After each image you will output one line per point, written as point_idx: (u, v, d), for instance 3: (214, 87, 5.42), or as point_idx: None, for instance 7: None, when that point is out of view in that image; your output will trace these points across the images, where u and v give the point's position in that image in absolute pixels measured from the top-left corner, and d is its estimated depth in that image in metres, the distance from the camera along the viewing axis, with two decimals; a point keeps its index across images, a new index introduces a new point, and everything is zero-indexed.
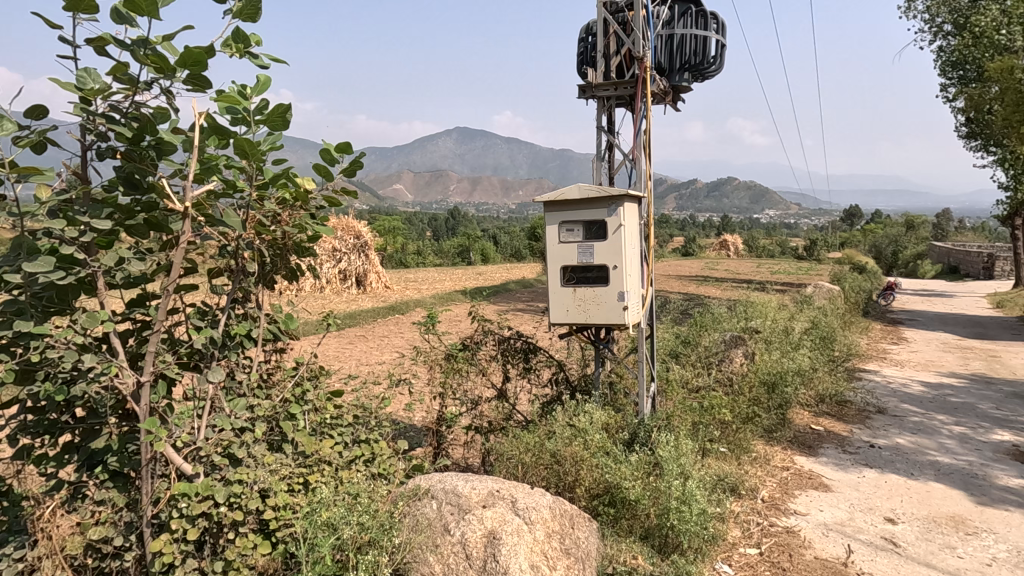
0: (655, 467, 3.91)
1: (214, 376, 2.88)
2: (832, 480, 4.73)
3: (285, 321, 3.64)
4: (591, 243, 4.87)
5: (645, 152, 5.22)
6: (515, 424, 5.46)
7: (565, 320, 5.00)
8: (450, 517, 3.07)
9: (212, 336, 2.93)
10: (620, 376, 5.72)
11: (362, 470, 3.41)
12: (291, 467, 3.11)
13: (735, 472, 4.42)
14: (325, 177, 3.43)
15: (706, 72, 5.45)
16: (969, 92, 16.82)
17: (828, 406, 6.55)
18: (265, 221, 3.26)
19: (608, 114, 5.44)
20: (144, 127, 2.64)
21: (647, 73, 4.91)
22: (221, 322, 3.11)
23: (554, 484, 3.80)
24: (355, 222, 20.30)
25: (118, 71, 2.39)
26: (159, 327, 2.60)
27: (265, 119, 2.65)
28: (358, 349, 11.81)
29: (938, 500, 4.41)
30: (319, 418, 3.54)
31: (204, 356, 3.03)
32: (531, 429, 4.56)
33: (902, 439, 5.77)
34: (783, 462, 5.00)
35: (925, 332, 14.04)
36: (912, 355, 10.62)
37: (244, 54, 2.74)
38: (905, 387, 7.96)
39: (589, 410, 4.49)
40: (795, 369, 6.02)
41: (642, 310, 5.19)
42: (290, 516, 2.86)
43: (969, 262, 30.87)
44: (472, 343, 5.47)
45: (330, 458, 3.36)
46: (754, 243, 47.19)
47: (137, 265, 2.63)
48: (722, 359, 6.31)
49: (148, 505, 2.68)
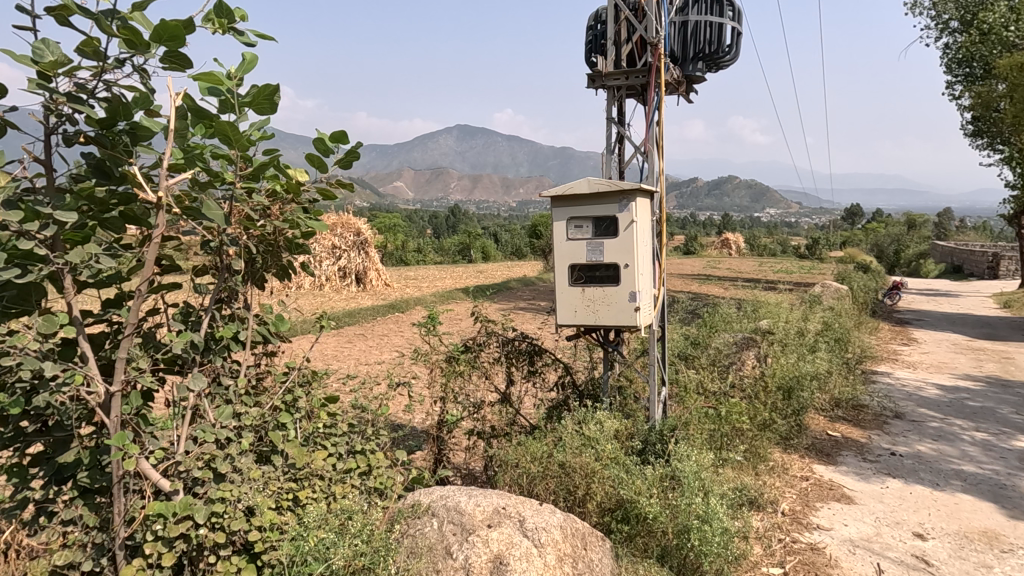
0: (672, 481, 3.67)
1: (197, 384, 2.65)
2: (855, 491, 4.49)
3: (276, 323, 3.42)
4: (600, 240, 4.62)
5: (657, 145, 4.97)
6: (519, 430, 5.22)
7: (573, 321, 4.75)
8: (452, 538, 2.83)
9: (193, 340, 2.68)
10: (630, 380, 5.47)
11: (358, 484, 3.17)
12: (280, 482, 2.87)
13: (754, 484, 4.19)
14: (318, 168, 3.22)
15: (721, 61, 5.21)
16: (976, 90, 16.55)
17: (844, 411, 6.32)
18: (252, 216, 3.02)
19: (619, 105, 5.19)
20: (117, 111, 2.39)
21: (661, 61, 4.66)
22: (203, 325, 2.88)
23: (563, 498, 3.59)
24: (355, 218, 20.04)
25: (86, 45, 2.13)
26: (131, 331, 2.34)
27: (251, 102, 2.39)
28: (356, 349, 11.54)
29: (968, 514, 4.17)
30: (312, 427, 3.31)
31: (186, 361, 2.79)
32: (537, 436, 4.32)
33: (923, 446, 5.52)
34: (801, 471, 4.76)
35: (934, 333, 13.78)
36: (924, 357, 10.36)
37: (228, 31, 2.50)
38: (921, 390, 7.70)
39: (600, 418, 4.25)
40: (811, 373, 5.78)
41: (653, 311, 4.94)
42: (277, 538, 2.62)
43: (974, 261, 30.54)
44: (474, 345, 5.22)
45: (322, 472, 3.12)
46: (756, 242, 46.90)
47: (107, 262, 2.37)
48: (735, 362, 6.07)
49: (120, 526, 2.43)
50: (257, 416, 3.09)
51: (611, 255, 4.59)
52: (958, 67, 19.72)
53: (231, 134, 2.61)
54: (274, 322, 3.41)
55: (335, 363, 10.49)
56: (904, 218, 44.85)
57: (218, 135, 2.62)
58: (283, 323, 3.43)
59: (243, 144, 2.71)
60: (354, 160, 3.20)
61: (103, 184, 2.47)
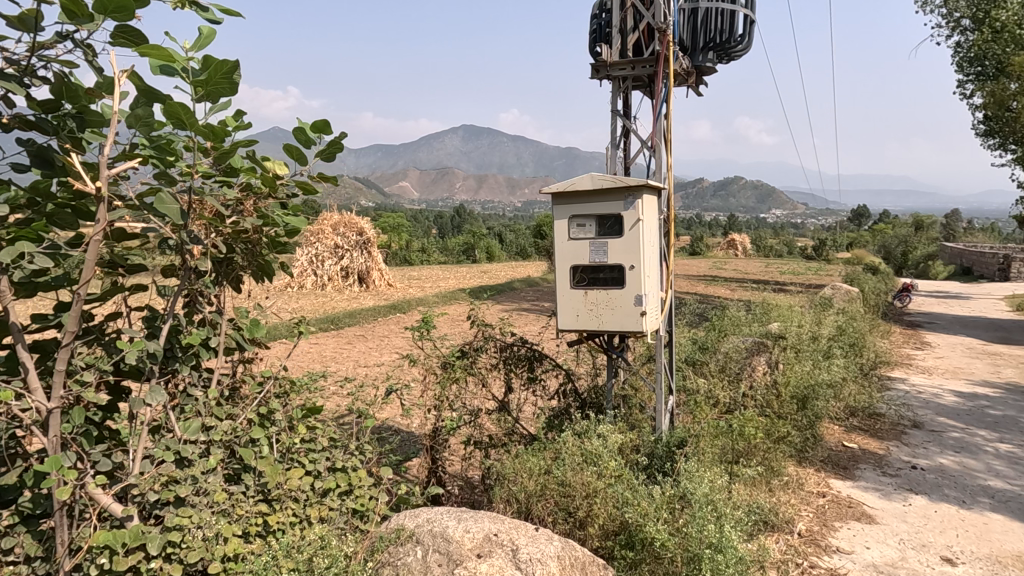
0: (681, 502, 3.42)
1: (154, 398, 2.41)
2: (875, 509, 4.19)
3: (251, 328, 3.16)
4: (604, 239, 4.35)
5: (665, 140, 4.70)
6: (518, 440, 4.94)
7: (575, 326, 4.47)
8: (437, 569, 2.55)
9: (149, 350, 2.43)
10: (635, 389, 5.20)
11: (337, 506, 2.91)
12: (248, 506, 2.61)
13: (768, 501, 3.90)
14: (298, 160, 3.06)
15: (733, 52, 4.89)
16: (990, 88, 16.16)
17: (860, 420, 6.02)
18: (215, 212, 2.74)
19: (624, 97, 4.91)
20: (61, 93, 2.14)
21: (671, 49, 4.39)
22: (165, 331, 2.62)
23: (563, 520, 3.36)
24: (357, 217, 19.79)
25: (19, 16, 1.87)
26: (71, 341, 2.07)
27: (207, 80, 2.15)
28: (355, 351, 11.29)
29: (999, 536, 3.88)
30: (290, 443, 3.03)
31: (143, 371, 2.53)
32: (536, 449, 4.05)
33: (946, 459, 5.22)
34: (818, 487, 4.47)
35: (948, 336, 13.43)
36: (938, 362, 10.01)
37: (189, 5, 2.24)
38: (938, 397, 7.38)
39: (603, 432, 3.97)
40: (826, 380, 5.48)
41: (661, 315, 4.66)
42: (241, 570, 2.36)
43: (985, 262, 30.10)
44: (470, 350, 4.95)
45: (296, 493, 2.84)
46: (762, 242, 46.49)
47: (44, 262, 2.08)
48: (744, 368, 5.80)
49: (63, 558, 2.15)
50: (228, 430, 2.83)
51: (616, 255, 4.31)
52: (969, 66, 19.31)
53: (187, 120, 2.37)
54: (249, 328, 3.16)
55: (332, 366, 10.24)
56: (911, 218, 44.37)
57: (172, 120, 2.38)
58: (259, 327, 3.18)
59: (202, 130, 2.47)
60: (336, 151, 3.07)
61: (45, 174, 2.20)
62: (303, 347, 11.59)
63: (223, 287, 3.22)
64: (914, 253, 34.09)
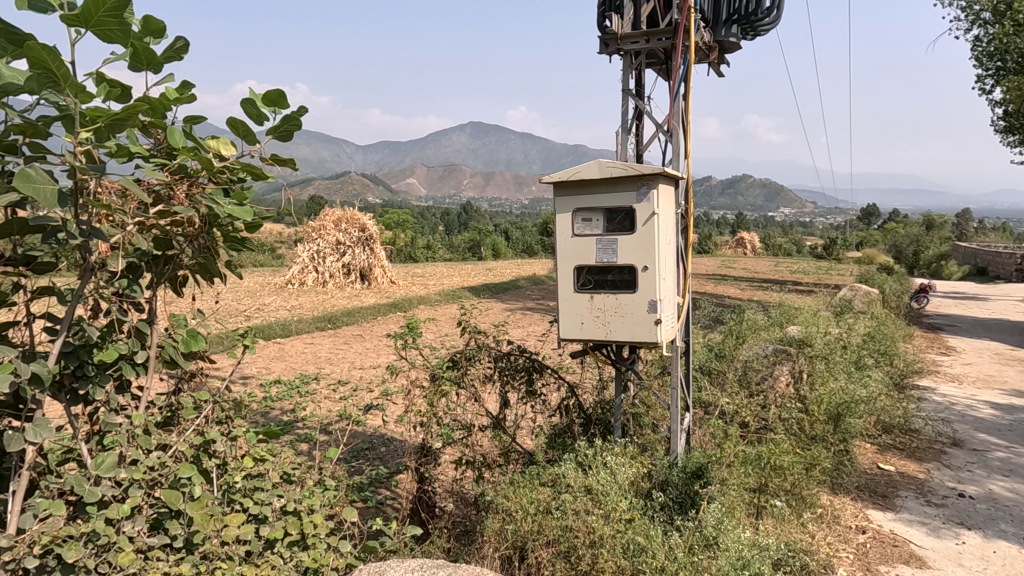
0: (701, 553, 2.93)
1: (36, 436, 1.91)
2: (925, 550, 3.65)
3: (188, 341, 2.63)
4: (613, 237, 3.80)
5: (683, 122, 4.15)
6: (515, 461, 4.43)
7: (579, 336, 3.93)
8: None
9: (29, 374, 1.94)
10: (646, 405, 4.68)
11: (287, 561, 2.40)
12: (166, 567, 2.11)
13: (802, 542, 3.37)
14: (245, 138, 2.59)
15: (760, 26, 4.33)
16: (1013, 81, 15.46)
17: (894, 437, 5.46)
18: (119, 199, 2.16)
19: (637, 75, 4.36)
20: None
21: (691, 19, 3.85)
22: (58, 350, 2.09)
23: (563, 571, 2.86)
24: (361, 213, 19.22)
25: None
26: None
27: (86, 18, 1.63)
28: (352, 352, 10.79)
29: None
30: (233, 479, 2.50)
31: (31, 399, 2.03)
32: (534, 479, 3.55)
33: (997, 485, 4.65)
34: (856, 520, 3.92)
35: (971, 340, 12.75)
36: (968, 369, 9.38)
37: None
38: (974, 410, 6.78)
39: (610, 466, 3.47)
40: (860, 396, 4.92)
41: (677, 323, 4.12)
42: None
43: (1001, 262, 29.23)
44: (461, 360, 4.42)
45: (232, 547, 2.32)
46: (771, 241, 45.75)
47: None
48: (765, 379, 5.29)
49: None
50: (153, 466, 2.32)
51: (627, 255, 3.77)
52: (989, 60, 18.56)
53: (51, 65, 1.81)
54: (185, 340, 2.63)
55: (326, 368, 9.73)
56: (924, 217, 43.49)
57: (31, 64, 1.82)
58: (198, 340, 2.64)
59: (80, 85, 1.93)
60: (294, 129, 2.63)
61: None
62: (297, 347, 11.11)
63: (157, 290, 2.69)
64: (926, 252, 33.22)
